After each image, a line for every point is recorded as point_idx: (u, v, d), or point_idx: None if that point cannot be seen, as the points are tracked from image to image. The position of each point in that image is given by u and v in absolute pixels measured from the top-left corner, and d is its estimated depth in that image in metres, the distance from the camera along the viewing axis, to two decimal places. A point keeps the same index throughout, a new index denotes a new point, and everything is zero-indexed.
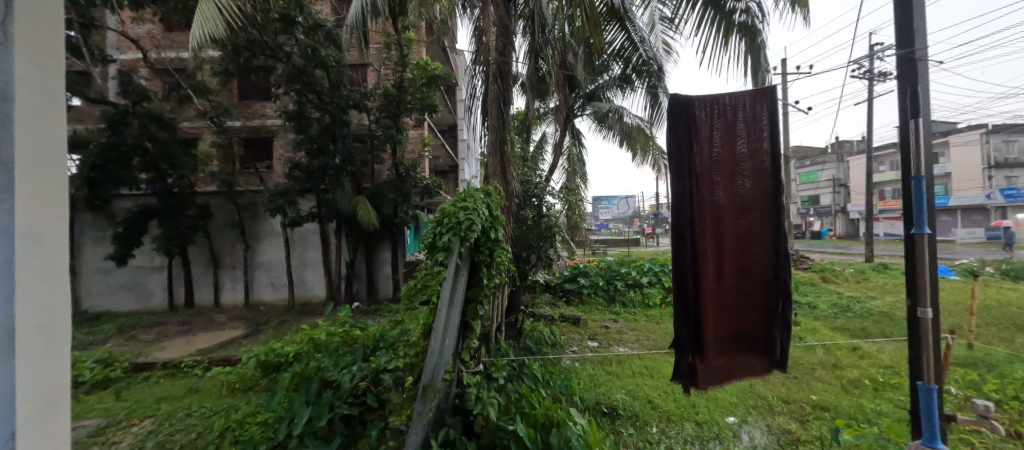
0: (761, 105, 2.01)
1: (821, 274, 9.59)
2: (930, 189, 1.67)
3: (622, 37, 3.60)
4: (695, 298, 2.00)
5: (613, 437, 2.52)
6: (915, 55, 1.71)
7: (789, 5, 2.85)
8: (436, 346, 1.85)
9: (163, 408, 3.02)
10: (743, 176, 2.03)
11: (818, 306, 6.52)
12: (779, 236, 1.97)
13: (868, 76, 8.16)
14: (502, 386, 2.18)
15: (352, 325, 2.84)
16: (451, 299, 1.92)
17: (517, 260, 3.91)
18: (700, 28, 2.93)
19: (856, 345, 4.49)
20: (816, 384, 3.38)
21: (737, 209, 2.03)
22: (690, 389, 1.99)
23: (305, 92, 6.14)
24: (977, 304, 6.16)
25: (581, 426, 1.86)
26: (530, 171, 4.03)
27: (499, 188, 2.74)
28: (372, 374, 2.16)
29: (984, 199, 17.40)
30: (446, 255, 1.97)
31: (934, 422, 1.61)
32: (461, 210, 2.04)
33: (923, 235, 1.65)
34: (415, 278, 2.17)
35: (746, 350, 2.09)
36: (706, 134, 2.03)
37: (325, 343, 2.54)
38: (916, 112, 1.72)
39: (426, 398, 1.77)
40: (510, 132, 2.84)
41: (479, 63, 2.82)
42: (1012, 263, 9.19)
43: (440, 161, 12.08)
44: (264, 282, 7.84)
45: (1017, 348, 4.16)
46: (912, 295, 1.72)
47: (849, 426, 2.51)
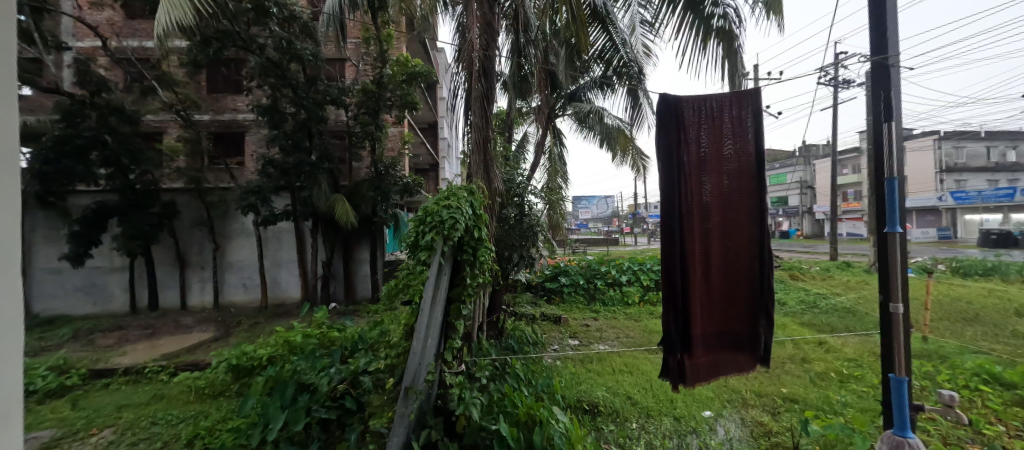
0: (746, 105, 2.07)
1: (790, 272, 10.02)
2: (903, 188, 1.71)
3: (604, 38, 3.69)
4: (684, 296, 2.05)
5: (594, 434, 2.56)
6: (889, 62, 1.79)
7: (763, 11, 2.95)
8: (418, 347, 1.81)
9: (125, 417, 2.86)
10: (728, 175, 2.09)
11: (787, 302, 6.83)
12: (762, 235, 2.05)
13: (831, 84, 8.66)
14: (483, 386, 2.15)
15: (329, 326, 2.76)
16: (433, 299, 1.89)
17: (499, 259, 3.90)
18: (680, 32, 3.00)
19: (823, 340, 4.72)
20: (786, 377, 3.53)
21: (724, 208, 2.09)
22: (677, 386, 2.04)
23: (280, 86, 5.90)
24: (932, 300, 6.59)
25: (565, 424, 1.87)
26: (512, 171, 4.03)
27: (482, 187, 2.71)
28: (351, 376, 2.13)
29: (936, 201, 19.28)
30: (429, 254, 1.93)
31: (904, 410, 1.66)
32: (444, 209, 2.02)
33: (895, 233, 1.69)
34: (396, 278, 2.12)
35: (731, 348, 2.16)
36: (693, 134, 2.08)
37: (301, 346, 2.45)
38: (889, 116, 1.77)
39: (408, 399, 1.74)
40: (494, 131, 2.83)
41: (462, 61, 2.80)
42: (961, 261, 9.94)
43: (420, 159, 11.93)
44: (235, 283, 7.66)
45: (966, 341, 4.49)
46: (886, 292, 1.78)
47: (817, 416, 2.64)
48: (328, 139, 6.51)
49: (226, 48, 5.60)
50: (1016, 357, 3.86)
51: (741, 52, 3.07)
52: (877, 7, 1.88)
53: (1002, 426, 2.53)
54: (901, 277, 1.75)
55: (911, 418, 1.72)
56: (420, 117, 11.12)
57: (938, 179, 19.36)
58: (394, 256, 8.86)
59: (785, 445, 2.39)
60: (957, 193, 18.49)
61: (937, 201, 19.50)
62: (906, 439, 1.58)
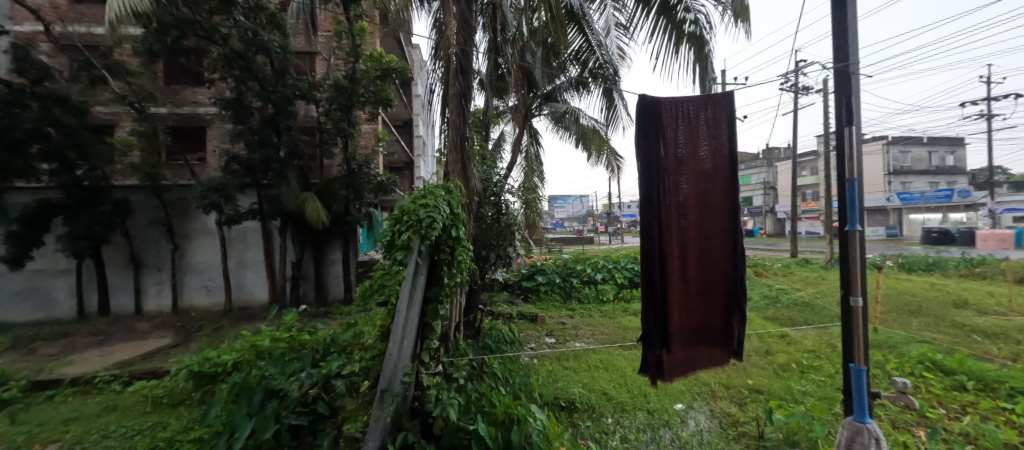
0: (720, 107, 2.15)
1: (755, 269, 10.52)
2: (862, 187, 1.77)
3: (580, 39, 3.80)
4: (662, 293, 2.11)
5: (571, 430, 2.59)
6: (850, 69, 1.88)
7: (732, 18, 3.07)
8: (393, 348, 1.77)
9: (72, 430, 2.66)
10: (704, 174, 2.16)
11: (752, 297, 7.17)
12: (736, 233, 2.13)
13: (792, 91, 9.16)
14: (461, 386, 2.13)
15: (299, 329, 2.67)
16: (409, 300, 1.85)
17: (476, 258, 3.88)
18: (654, 35, 3.08)
19: (785, 333, 4.98)
20: (752, 369, 3.70)
21: (700, 207, 2.16)
22: (655, 381, 2.09)
23: (244, 80, 5.62)
24: (881, 293, 7.10)
25: (542, 422, 1.89)
26: (489, 169, 4.02)
27: (460, 185, 2.70)
28: (323, 380, 2.04)
29: (885, 202, 20.82)
30: (406, 254, 1.88)
31: (863, 398, 1.68)
32: (421, 207, 2.00)
33: (855, 231, 1.74)
34: (371, 278, 2.08)
35: (707, 342, 2.24)
36: (671, 134, 2.13)
37: (269, 350, 2.35)
38: (849, 120, 1.85)
39: (383, 403, 1.71)
40: (472, 128, 2.81)
41: (439, 58, 2.77)
42: (907, 258, 10.76)
43: (396, 157, 11.71)
44: (196, 285, 7.70)
45: (910, 331, 4.85)
46: (847, 286, 1.82)
47: (780, 405, 2.78)
48: (297, 135, 6.27)
49: (186, 36, 5.24)
50: (953, 345, 4.22)
51: (711, 57, 3.18)
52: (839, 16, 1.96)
53: (942, 409, 2.75)
54: (862, 272, 1.79)
55: (869, 407, 1.74)
56: (396, 115, 10.93)
57: (886, 182, 20.92)
58: (369, 255, 8.67)
59: (752, 434, 2.49)
60: (902, 194, 20.08)
61: (885, 202, 21.09)
62: (864, 426, 1.59)
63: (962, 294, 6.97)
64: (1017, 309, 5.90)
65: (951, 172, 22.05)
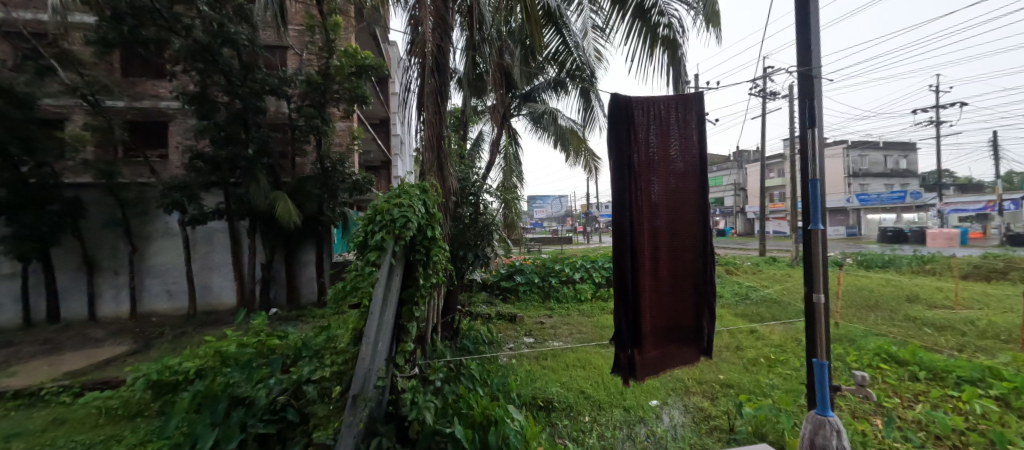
0: (691, 108, 2.20)
1: (726, 267, 10.92)
2: (825, 185, 1.80)
3: (558, 40, 3.84)
4: (633, 293, 2.14)
5: (548, 429, 2.60)
6: (813, 72, 1.91)
7: (704, 23, 3.15)
8: (366, 351, 1.70)
9: (12, 448, 2.46)
10: (674, 175, 2.20)
11: (724, 295, 7.44)
12: (706, 233, 2.20)
13: (760, 96, 9.58)
14: (438, 389, 2.11)
15: (268, 333, 2.58)
16: (384, 301, 1.81)
17: (453, 259, 3.83)
18: (630, 38, 3.15)
19: (754, 328, 5.18)
20: (723, 365, 3.82)
21: (671, 207, 2.20)
22: (628, 381, 2.12)
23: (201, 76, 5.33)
24: (842, 289, 7.50)
25: (519, 422, 1.89)
26: (467, 168, 3.98)
27: (436, 185, 2.68)
28: (293, 386, 2.00)
29: (845, 202, 22.07)
30: (379, 255, 1.87)
31: (825, 392, 1.70)
32: (395, 207, 1.98)
33: (817, 230, 1.77)
34: (344, 280, 2.04)
35: (679, 341, 2.30)
36: (643, 133, 2.16)
37: (235, 355, 2.25)
38: (814, 123, 1.84)
39: (356, 407, 1.60)
40: (448, 129, 2.80)
41: (415, 55, 2.72)
42: (865, 255, 11.42)
43: (373, 156, 11.51)
44: (156, 290, 6.55)
45: (869, 325, 5.14)
46: (811, 283, 1.85)
47: (750, 399, 2.89)
48: (268, 133, 6.04)
49: (145, 26, 4.92)
50: (905, 337, 4.50)
51: (684, 61, 3.26)
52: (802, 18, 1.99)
53: (897, 398, 2.92)
54: (824, 269, 1.83)
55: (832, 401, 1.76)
56: (373, 114, 10.73)
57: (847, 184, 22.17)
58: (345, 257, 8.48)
59: (723, 427, 2.58)
60: (861, 196, 21.31)
61: (845, 203, 22.33)
62: (825, 418, 1.59)
63: (914, 289, 7.45)
64: (960, 302, 6.37)
65: (905, 175, 23.57)
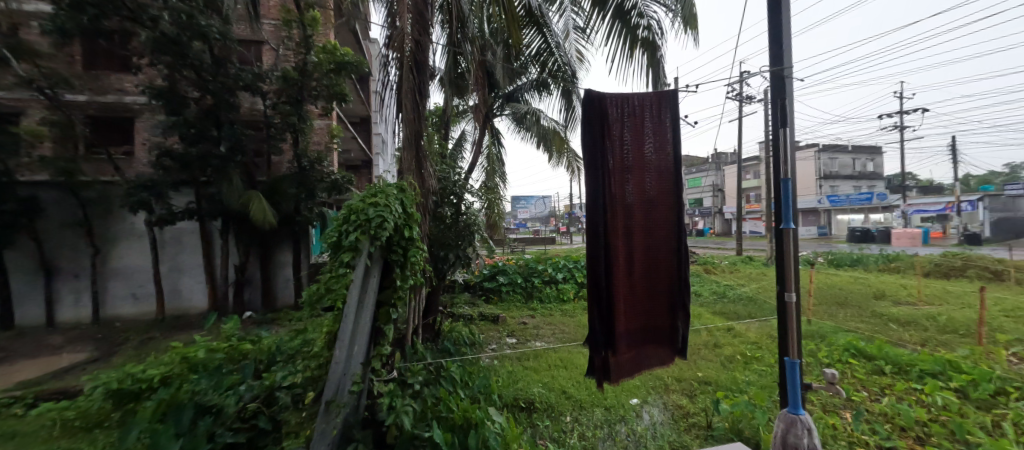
0: (664, 107, 2.25)
1: (704, 267, 11.20)
2: (796, 186, 1.85)
3: (539, 40, 3.86)
4: (608, 295, 2.14)
5: (530, 430, 2.60)
6: (785, 72, 1.95)
7: (682, 25, 3.22)
8: (341, 356, 1.69)
9: None
10: (648, 175, 2.24)
11: (702, 293, 7.63)
12: (679, 233, 2.25)
13: (736, 100, 9.88)
14: (417, 392, 2.10)
15: (239, 338, 2.48)
16: (359, 304, 1.79)
17: (433, 259, 3.78)
18: (610, 39, 3.20)
19: (731, 326, 5.32)
20: (701, 363, 3.90)
21: (645, 206, 2.23)
22: (604, 384, 2.12)
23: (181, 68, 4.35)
24: (814, 287, 7.79)
25: (499, 424, 1.90)
26: (448, 168, 3.93)
27: (414, 184, 2.65)
28: (265, 393, 1.95)
29: (817, 203, 23.00)
30: (354, 256, 1.82)
31: (796, 390, 1.75)
32: (370, 206, 1.94)
33: (788, 230, 1.83)
34: (318, 282, 1.99)
35: (654, 342, 2.34)
36: (617, 133, 2.18)
37: (203, 362, 2.16)
38: (785, 122, 1.90)
39: (329, 415, 1.60)
40: (427, 127, 2.79)
41: (393, 52, 2.69)
42: (835, 254, 11.93)
43: (353, 155, 11.30)
44: None
45: (839, 322, 5.36)
46: (782, 282, 1.90)
47: (727, 396, 2.97)
48: None
49: None
50: (872, 333, 4.70)
51: (663, 62, 3.31)
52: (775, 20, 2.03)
53: (865, 392, 3.05)
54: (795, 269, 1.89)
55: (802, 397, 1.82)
56: (353, 112, 10.53)
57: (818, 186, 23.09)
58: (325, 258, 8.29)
59: (701, 424, 2.65)
60: (832, 197, 22.23)
61: (817, 204, 23.24)
62: (798, 417, 1.65)
63: (879, 286, 7.83)
64: (923, 299, 6.71)
65: (872, 177, 24.72)
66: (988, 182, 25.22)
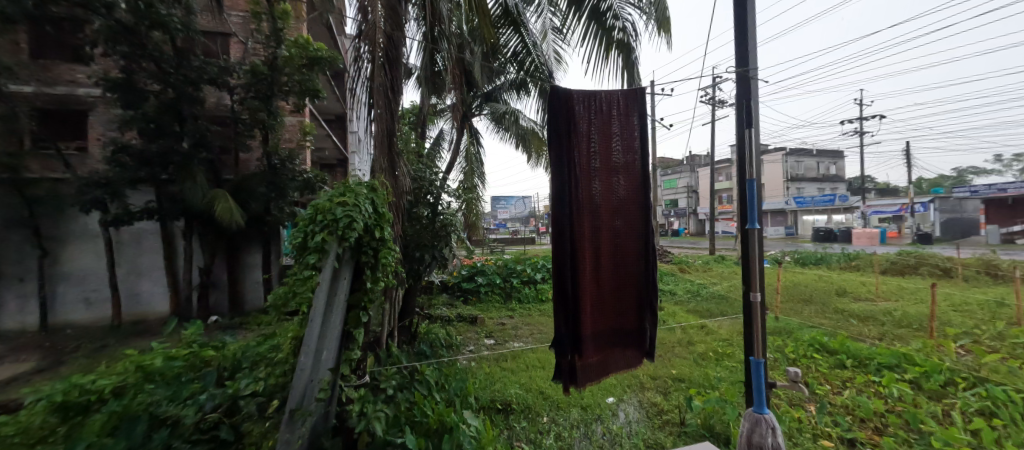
0: (631, 108, 2.29)
1: (679, 266, 11.52)
2: (761, 188, 1.90)
3: (516, 40, 3.89)
4: (574, 298, 2.15)
5: (506, 433, 2.59)
6: (750, 74, 2.00)
7: (655, 28, 3.30)
8: (307, 362, 1.65)
9: None
10: (615, 176, 2.27)
11: (677, 292, 7.84)
12: (646, 235, 2.29)
13: (710, 104, 10.21)
14: (390, 397, 2.07)
15: (201, 344, 2.35)
16: (328, 307, 1.76)
17: (409, 260, 3.71)
18: (585, 40, 3.24)
19: (704, 324, 5.48)
20: (675, 360, 4.00)
21: (612, 207, 2.26)
22: (568, 388, 2.13)
23: (137, 58, 3.90)
24: (781, 285, 8.14)
25: (475, 428, 1.91)
26: (424, 168, 3.88)
27: (387, 183, 2.60)
28: (229, 401, 1.86)
29: (785, 204, 24.05)
30: (321, 257, 1.78)
31: (761, 390, 1.81)
32: (338, 206, 1.89)
33: (753, 230, 1.87)
34: (284, 285, 1.94)
35: (621, 345, 2.37)
36: (584, 133, 2.19)
37: (161, 370, 1.94)
38: (751, 123, 1.95)
39: (294, 423, 1.55)
40: (401, 124, 2.76)
41: (365, 48, 2.63)
42: (800, 253, 12.52)
43: (328, 153, 11.01)
44: None
45: (804, 318, 5.61)
46: (747, 282, 1.95)
47: (699, 393, 3.06)
48: None
49: None
50: (835, 329, 4.94)
51: (638, 65, 3.38)
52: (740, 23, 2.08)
53: (828, 385, 3.21)
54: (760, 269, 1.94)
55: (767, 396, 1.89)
56: (328, 109, 10.26)
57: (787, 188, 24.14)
58: None
59: (675, 421, 2.71)
60: (799, 199, 23.30)
61: (785, 205, 24.30)
62: (761, 416, 1.72)
63: (840, 283, 8.26)
64: (880, 295, 7.12)
65: (836, 180, 26.06)
66: (939, 185, 26.99)
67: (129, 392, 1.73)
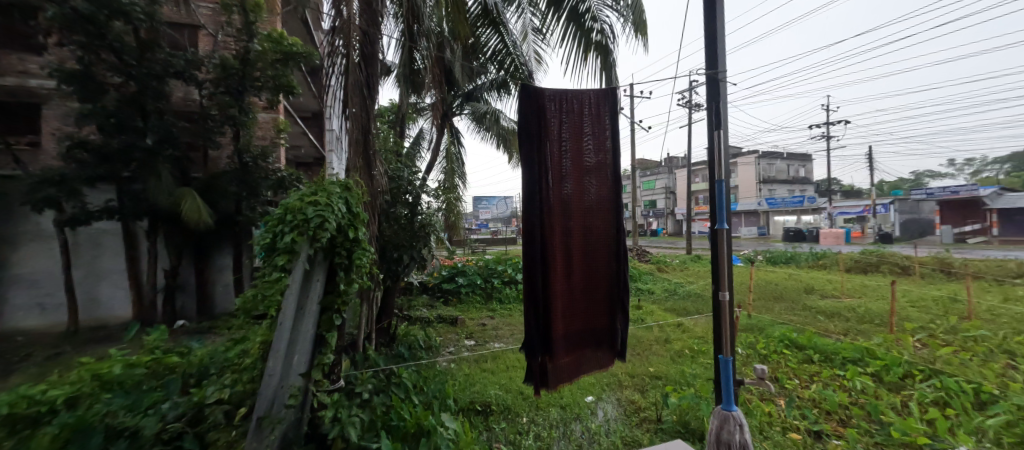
0: (602, 110, 2.33)
1: (657, 265, 11.76)
2: (728, 190, 1.97)
3: (496, 39, 3.92)
4: (545, 299, 2.15)
5: (485, 434, 2.58)
6: (720, 76, 2.03)
7: (632, 30, 3.37)
8: (275, 367, 1.64)
9: None
10: (587, 177, 2.30)
11: (654, 291, 8.00)
12: (618, 236, 2.34)
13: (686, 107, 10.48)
14: (365, 401, 2.04)
15: (164, 350, 2.23)
16: (297, 309, 1.73)
17: (386, 261, 3.64)
18: (564, 41, 3.27)
19: (680, 322, 5.62)
20: (653, 358, 4.08)
21: (583, 208, 2.28)
22: (541, 390, 2.13)
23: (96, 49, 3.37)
24: (754, 283, 8.43)
25: (452, 430, 1.93)
26: (403, 167, 3.83)
27: (362, 182, 2.55)
28: (193, 409, 1.77)
29: (758, 205, 24.95)
30: (290, 258, 1.76)
31: (729, 388, 1.88)
32: (309, 206, 1.84)
33: (722, 230, 1.92)
34: (253, 288, 1.89)
35: (593, 346, 2.40)
36: (555, 133, 2.21)
37: (120, 378, 1.83)
38: (719, 125, 2.00)
39: (260, 432, 1.52)
40: (377, 123, 2.71)
41: (339, 44, 2.58)
42: (770, 253, 13.02)
43: (304, 151, 10.70)
44: None
45: (774, 315, 5.83)
46: (716, 282, 1.98)
47: (675, 390, 3.13)
48: None
49: None
50: (804, 325, 5.14)
51: (615, 67, 3.44)
52: (711, 25, 2.09)
53: (797, 380, 3.33)
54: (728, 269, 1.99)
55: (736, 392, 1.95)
56: (305, 106, 9.98)
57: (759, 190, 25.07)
58: None
59: (651, 418, 2.77)
60: (770, 200, 24.24)
61: (757, 206, 25.25)
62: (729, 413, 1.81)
63: (808, 281, 8.63)
64: (845, 292, 7.48)
65: (806, 182, 27.21)
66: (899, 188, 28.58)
67: (83, 403, 1.62)
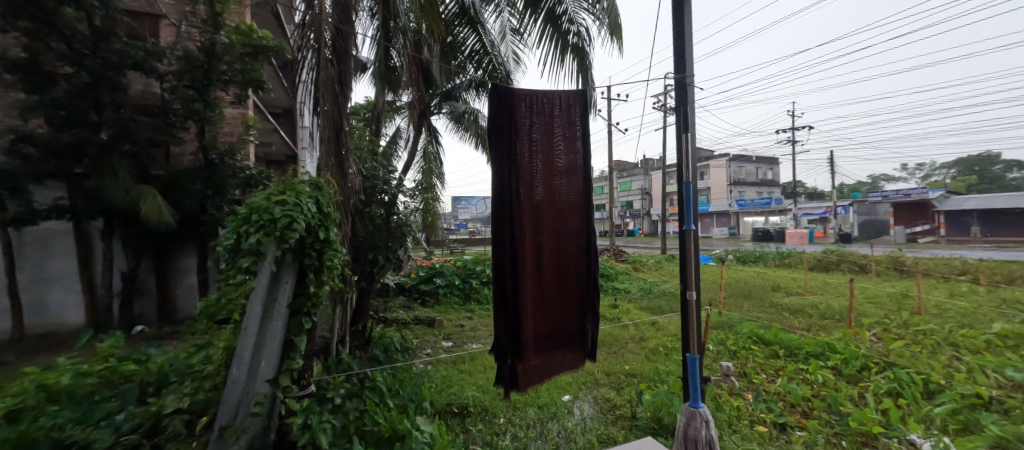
0: (573, 112, 2.36)
1: (633, 265, 12.00)
2: (695, 193, 2.02)
3: (474, 38, 3.88)
4: (515, 300, 2.15)
5: (462, 436, 2.57)
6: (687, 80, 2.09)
7: (608, 34, 3.43)
8: (237, 375, 1.60)
9: None
10: (557, 178, 2.32)
11: (630, 290, 8.17)
12: (587, 237, 2.37)
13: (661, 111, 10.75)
14: (338, 406, 1.99)
15: (119, 358, 2.08)
16: (263, 314, 1.69)
17: (360, 262, 3.53)
18: (541, 42, 3.28)
19: (654, 321, 5.76)
20: (628, 356, 4.17)
21: (553, 208, 2.30)
22: (511, 392, 2.13)
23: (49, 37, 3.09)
24: (725, 282, 8.74)
25: (428, 434, 1.94)
26: (377, 166, 3.74)
27: (333, 181, 2.47)
28: (151, 420, 1.67)
29: (731, 206, 25.85)
30: (256, 261, 1.71)
31: (696, 385, 1.93)
32: (277, 205, 1.79)
33: (689, 231, 1.96)
34: (216, 292, 1.83)
35: (563, 347, 2.42)
36: (526, 134, 2.22)
37: (67, 389, 1.70)
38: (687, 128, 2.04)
39: (222, 442, 1.49)
40: (350, 121, 2.64)
41: (310, 38, 2.49)
42: (740, 252, 13.54)
43: (276, 148, 10.32)
44: None
45: (743, 312, 6.07)
46: (683, 282, 2.03)
47: (649, 387, 3.21)
48: None
49: None
50: (771, 322, 5.37)
51: (592, 69, 3.49)
52: (680, 30, 2.15)
53: (763, 374, 3.48)
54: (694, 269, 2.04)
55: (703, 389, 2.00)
56: (277, 101, 9.63)
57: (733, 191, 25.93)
58: None
59: (626, 415, 2.84)
60: (742, 202, 25.17)
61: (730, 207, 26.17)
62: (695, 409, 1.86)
63: (775, 279, 9.02)
64: (809, 289, 7.87)
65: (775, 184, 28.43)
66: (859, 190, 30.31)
67: (25, 417, 1.50)
